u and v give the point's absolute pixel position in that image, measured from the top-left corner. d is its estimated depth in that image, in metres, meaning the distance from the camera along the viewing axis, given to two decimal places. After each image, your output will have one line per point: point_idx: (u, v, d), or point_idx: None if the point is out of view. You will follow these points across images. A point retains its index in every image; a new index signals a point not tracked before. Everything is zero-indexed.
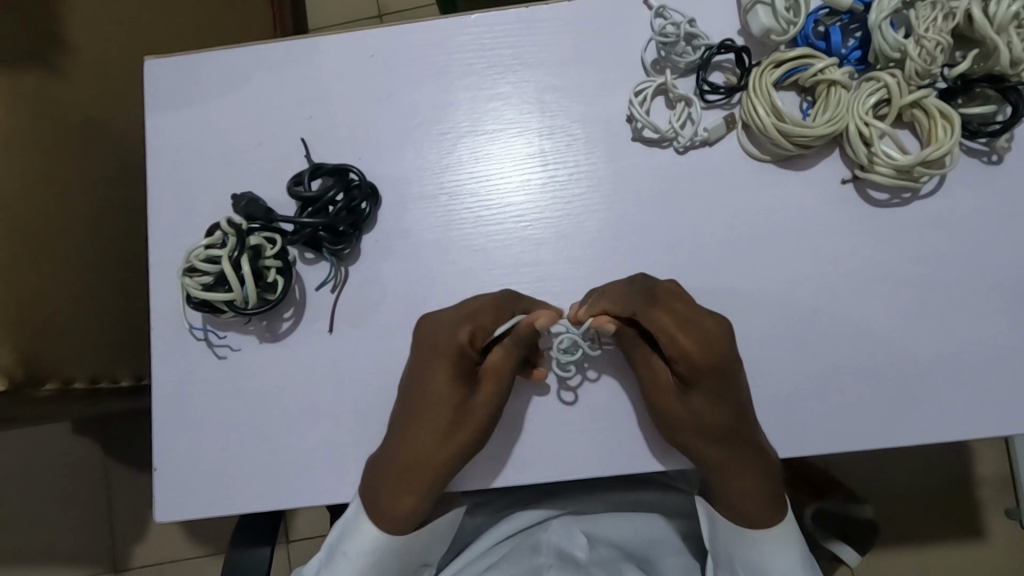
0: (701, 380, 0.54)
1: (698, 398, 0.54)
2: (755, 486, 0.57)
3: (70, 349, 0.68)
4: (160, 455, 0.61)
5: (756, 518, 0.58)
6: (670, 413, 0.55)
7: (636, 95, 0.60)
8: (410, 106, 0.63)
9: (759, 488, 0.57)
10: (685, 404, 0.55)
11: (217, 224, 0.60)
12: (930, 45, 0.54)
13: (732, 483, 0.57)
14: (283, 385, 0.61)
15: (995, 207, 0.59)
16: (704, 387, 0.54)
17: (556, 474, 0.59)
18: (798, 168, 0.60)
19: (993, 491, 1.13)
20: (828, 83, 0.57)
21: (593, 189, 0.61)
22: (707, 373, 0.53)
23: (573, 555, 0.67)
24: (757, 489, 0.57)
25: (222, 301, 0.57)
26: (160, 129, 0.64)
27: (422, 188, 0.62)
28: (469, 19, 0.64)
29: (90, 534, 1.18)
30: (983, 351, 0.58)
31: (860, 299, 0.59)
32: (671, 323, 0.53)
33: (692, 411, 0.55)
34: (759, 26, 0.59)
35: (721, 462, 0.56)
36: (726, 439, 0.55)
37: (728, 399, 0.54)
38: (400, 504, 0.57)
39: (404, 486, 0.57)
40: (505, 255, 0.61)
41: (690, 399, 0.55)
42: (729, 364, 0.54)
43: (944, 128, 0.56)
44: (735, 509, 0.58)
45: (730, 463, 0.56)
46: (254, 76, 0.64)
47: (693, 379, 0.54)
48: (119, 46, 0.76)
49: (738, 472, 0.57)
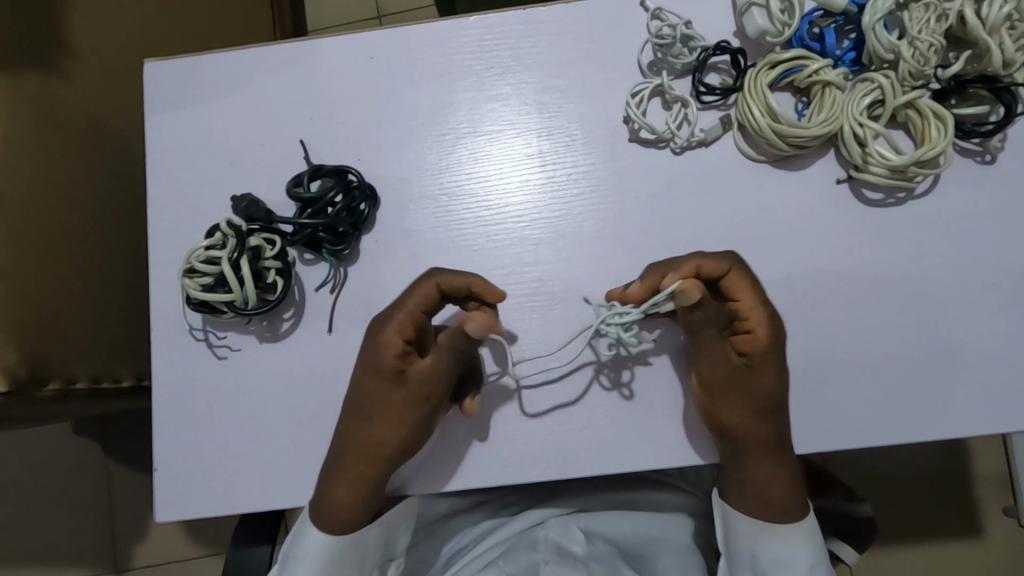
0: (765, 359, 0.55)
1: (761, 374, 0.55)
2: (785, 479, 0.57)
3: (71, 349, 0.68)
4: (160, 455, 0.62)
5: (781, 514, 0.58)
6: (730, 387, 0.55)
7: (632, 97, 0.61)
8: (409, 107, 0.64)
9: (787, 486, 0.57)
10: (754, 380, 0.55)
11: (217, 225, 0.60)
12: (923, 46, 0.55)
13: (761, 474, 0.57)
14: (283, 385, 0.61)
15: (988, 207, 0.60)
16: (762, 365, 0.55)
17: (554, 472, 0.60)
18: (793, 168, 0.61)
19: (990, 489, 1.13)
20: (823, 84, 0.57)
21: (592, 189, 0.62)
22: (767, 352, 0.55)
23: (570, 550, 0.67)
24: (785, 480, 0.57)
25: (222, 302, 0.57)
26: (160, 131, 0.65)
27: (422, 189, 0.63)
28: (468, 21, 0.64)
29: (91, 534, 1.19)
30: (977, 349, 0.59)
31: (856, 298, 0.60)
32: (750, 300, 0.56)
33: (755, 390, 0.55)
34: (754, 27, 0.59)
35: (758, 448, 0.56)
36: (775, 422, 0.56)
37: (785, 378, 0.56)
38: (339, 493, 0.56)
39: (352, 473, 0.56)
40: (505, 256, 0.62)
41: (753, 379, 0.55)
42: (783, 347, 0.57)
43: (938, 128, 0.56)
44: (758, 503, 0.58)
45: (763, 452, 0.56)
46: (254, 77, 0.65)
47: (758, 360, 0.55)
48: (119, 48, 0.77)
49: (771, 463, 0.56)
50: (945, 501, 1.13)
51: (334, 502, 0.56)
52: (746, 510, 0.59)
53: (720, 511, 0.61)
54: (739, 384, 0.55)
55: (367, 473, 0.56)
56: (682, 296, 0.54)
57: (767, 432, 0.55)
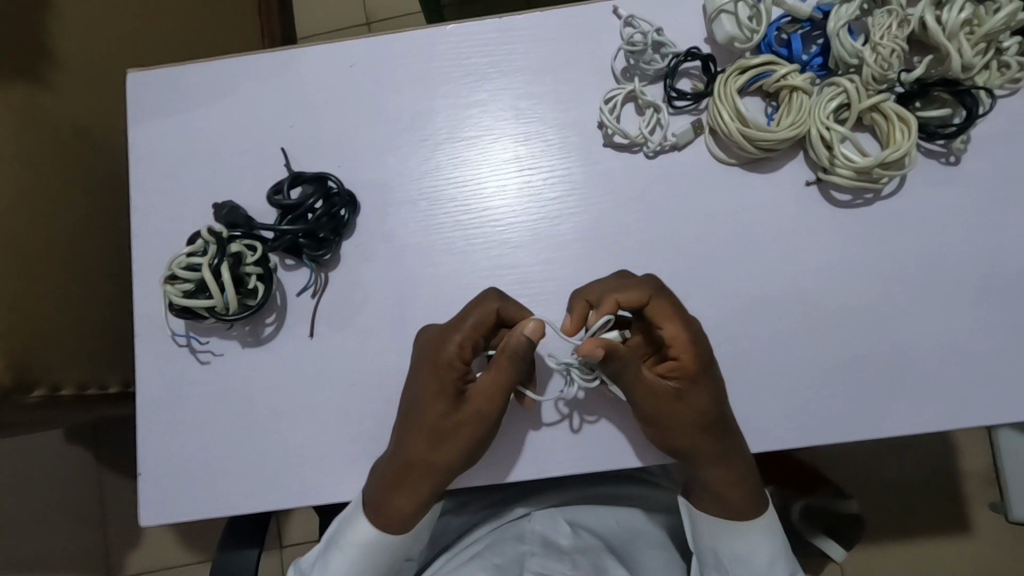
0: (691, 388, 0.56)
1: (690, 400, 0.56)
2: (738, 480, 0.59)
3: (57, 356, 0.69)
4: (145, 460, 0.62)
5: (737, 511, 0.60)
6: (659, 416, 0.56)
7: (605, 104, 0.62)
8: (388, 114, 0.65)
9: (745, 482, 0.59)
10: (676, 405, 0.56)
11: (199, 232, 0.61)
12: (885, 52, 0.56)
13: (720, 479, 0.59)
14: (266, 388, 0.62)
15: (954, 207, 0.61)
16: (687, 391, 0.56)
17: (533, 471, 0.61)
18: (764, 171, 0.62)
19: (974, 485, 1.14)
20: (791, 88, 0.59)
21: (568, 193, 0.63)
22: (694, 379, 0.56)
23: (556, 542, 0.67)
24: (734, 483, 0.59)
25: (204, 308, 0.58)
26: (144, 140, 0.66)
27: (401, 194, 0.64)
28: (446, 29, 0.65)
29: (82, 542, 1.19)
30: (945, 346, 0.60)
31: (826, 297, 0.61)
32: (673, 325, 0.56)
33: (690, 411, 0.56)
34: (723, 34, 0.61)
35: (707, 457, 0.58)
36: (710, 437, 0.57)
37: (718, 396, 0.57)
38: (399, 500, 0.59)
39: (411, 481, 0.58)
40: (484, 259, 0.63)
41: (687, 401, 0.56)
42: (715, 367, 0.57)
43: (902, 130, 0.58)
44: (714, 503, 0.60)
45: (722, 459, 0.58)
46: (235, 87, 0.66)
47: (687, 382, 0.56)
48: (105, 59, 0.78)
49: (729, 466, 0.58)
50: (930, 497, 1.15)
51: (389, 506, 0.59)
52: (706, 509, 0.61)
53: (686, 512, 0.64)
54: (674, 411, 0.56)
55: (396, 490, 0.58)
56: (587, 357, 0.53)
57: (701, 446, 0.57)
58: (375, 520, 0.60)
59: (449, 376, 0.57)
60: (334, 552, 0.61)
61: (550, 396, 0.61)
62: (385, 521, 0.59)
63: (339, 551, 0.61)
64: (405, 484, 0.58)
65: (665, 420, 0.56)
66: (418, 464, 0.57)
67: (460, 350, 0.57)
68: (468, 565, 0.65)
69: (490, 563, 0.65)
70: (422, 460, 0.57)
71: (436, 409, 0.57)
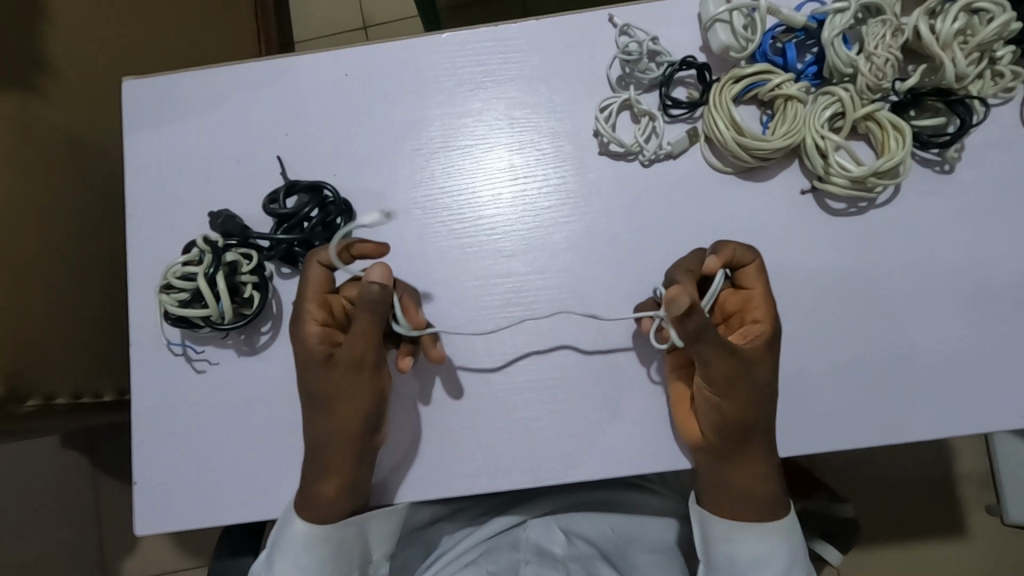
0: (761, 351, 0.55)
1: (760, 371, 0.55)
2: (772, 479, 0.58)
3: (51, 366, 0.69)
4: (140, 469, 0.62)
5: (767, 511, 0.59)
6: (735, 383, 0.54)
7: (601, 111, 0.62)
8: (383, 123, 0.65)
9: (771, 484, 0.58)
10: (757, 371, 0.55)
11: (194, 241, 0.61)
12: (880, 61, 0.57)
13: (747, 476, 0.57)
14: (261, 397, 0.62)
15: (949, 215, 0.61)
16: (760, 359, 0.55)
17: (529, 480, 0.61)
18: (759, 179, 0.62)
19: (970, 488, 1.15)
20: (786, 97, 0.59)
21: (563, 201, 0.63)
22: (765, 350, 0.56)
23: (550, 550, 0.70)
24: (767, 479, 0.58)
25: (199, 317, 0.58)
26: (138, 149, 0.65)
27: (396, 204, 0.64)
28: (440, 38, 0.65)
29: (77, 548, 1.19)
30: (940, 353, 0.60)
31: (822, 305, 0.61)
32: (761, 293, 0.57)
33: (760, 383, 0.55)
34: (718, 43, 0.61)
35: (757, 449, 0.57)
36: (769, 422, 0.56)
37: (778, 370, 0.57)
38: (323, 485, 0.56)
39: (325, 457, 0.56)
40: (479, 268, 0.63)
41: (759, 367, 0.55)
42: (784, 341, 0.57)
43: (897, 139, 0.58)
44: (743, 503, 0.58)
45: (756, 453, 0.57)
46: (230, 95, 0.66)
47: (766, 349, 0.56)
48: (99, 66, 0.78)
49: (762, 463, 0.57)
50: (926, 501, 1.15)
51: (316, 494, 0.56)
52: (723, 511, 0.59)
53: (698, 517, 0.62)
54: (754, 376, 0.55)
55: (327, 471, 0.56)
56: (672, 304, 0.51)
57: (758, 429, 0.56)
58: (308, 514, 0.57)
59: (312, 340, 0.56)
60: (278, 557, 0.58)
61: (548, 403, 0.61)
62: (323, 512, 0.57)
63: (282, 554, 0.58)
64: (321, 463, 0.56)
65: (737, 388, 0.55)
66: (327, 437, 0.56)
67: (319, 312, 0.57)
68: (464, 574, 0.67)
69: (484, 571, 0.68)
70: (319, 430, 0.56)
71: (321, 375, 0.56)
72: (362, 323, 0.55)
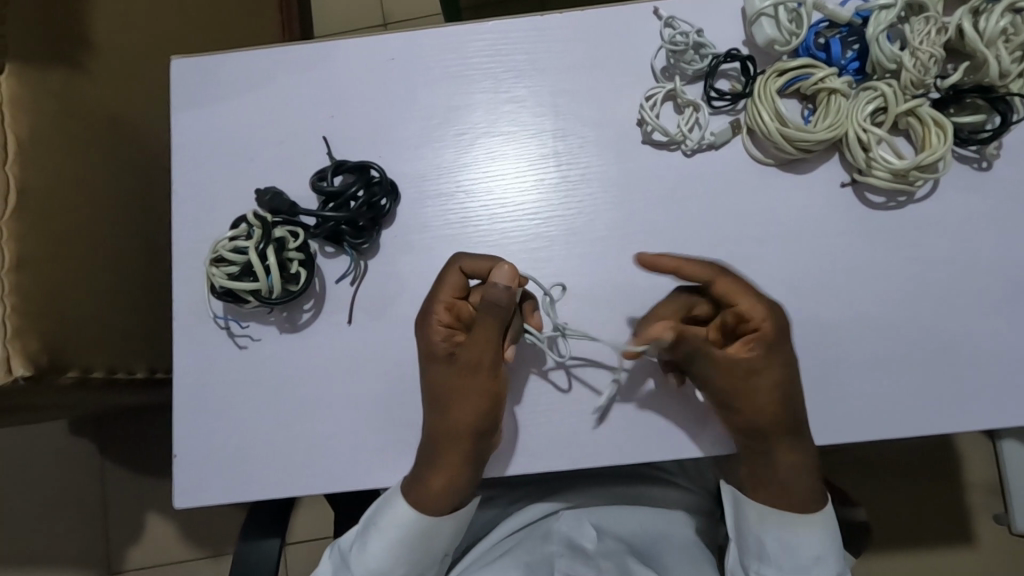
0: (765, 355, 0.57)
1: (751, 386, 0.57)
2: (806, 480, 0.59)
3: (91, 339, 0.69)
4: (180, 443, 0.62)
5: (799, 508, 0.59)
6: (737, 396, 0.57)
7: (646, 100, 0.63)
8: (427, 106, 0.66)
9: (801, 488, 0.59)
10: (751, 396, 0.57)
11: (242, 217, 0.61)
12: (924, 56, 0.58)
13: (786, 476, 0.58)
14: (302, 374, 0.63)
15: (986, 211, 0.62)
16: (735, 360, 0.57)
17: (567, 463, 0.61)
18: (799, 171, 0.63)
19: (980, 496, 1.15)
20: (829, 91, 0.60)
21: (605, 188, 0.64)
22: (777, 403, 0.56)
23: (582, 545, 0.69)
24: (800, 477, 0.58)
25: (248, 291, 0.58)
26: (185, 126, 0.66)
27: (439, 187, 0.65)
28: (486, 25, 0.66)
29: (85, 534, 1.19)
30: (975, 347, 0.61)
31: (859, 297, 0.62)
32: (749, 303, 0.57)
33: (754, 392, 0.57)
34: (763, 36, 0.62)
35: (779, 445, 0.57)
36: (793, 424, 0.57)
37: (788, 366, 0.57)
38: (436, 481, 0.58)
39: (450, 451, 0.57)
40: (521, 251, 0.63)
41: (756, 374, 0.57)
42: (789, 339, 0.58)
43: (938, 134, 0.59)
44: (780, 496, 0.59)
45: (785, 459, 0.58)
46: (277, 76, 0.66)
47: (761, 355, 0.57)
48: (141, 48, 0.79)
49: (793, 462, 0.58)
50: (935, 507, 1.15)
51: (429, 492, 0.58)
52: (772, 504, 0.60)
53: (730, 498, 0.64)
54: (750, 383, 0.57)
55: (441, 455, 0.57)
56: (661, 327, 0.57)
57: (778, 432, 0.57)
58: (421, 509, 0.59)
59: (434, 342, 0.58)
60: (373, 535, 0.61)
61: (563, 393, 0.62)
62: (445, 506, 0.59)
63: (378, 533, 0.60)
64: (439, 458, 0.57)
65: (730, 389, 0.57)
66: (464, 427, 0.57)
67: (444, 315, 0.59)
68: (499, 564, 0.67)
69: (520, 561, 0.68)
70: (450, 417, 0.57)
71: (438, 373, 0.58)
72: (485, 326, 0.56)
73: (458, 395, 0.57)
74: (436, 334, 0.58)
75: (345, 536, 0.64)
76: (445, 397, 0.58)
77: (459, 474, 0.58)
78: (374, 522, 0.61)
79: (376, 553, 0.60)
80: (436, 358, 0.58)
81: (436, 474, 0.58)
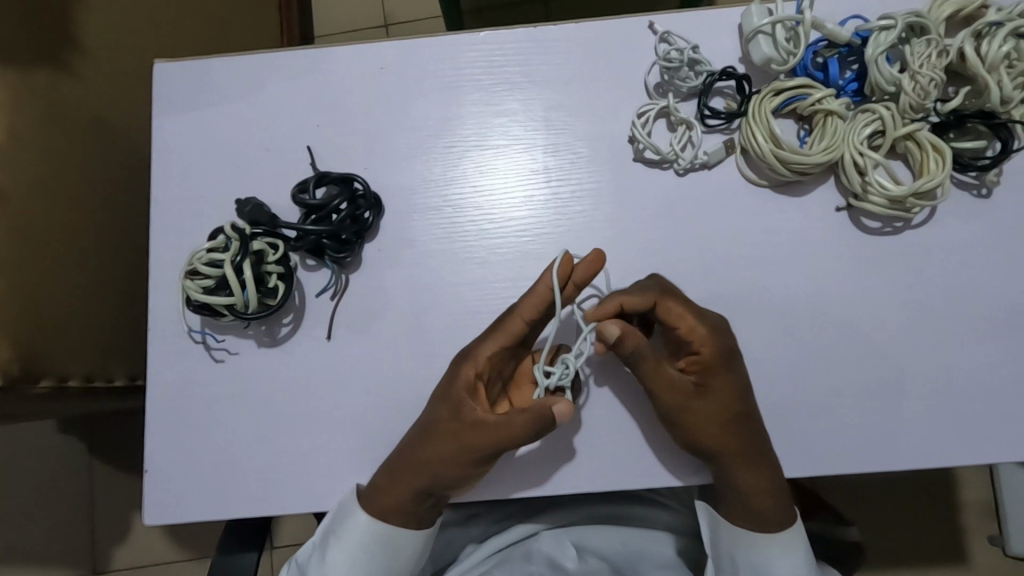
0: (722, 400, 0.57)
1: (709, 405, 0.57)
2: (761, 480, 0.58)
3: (67, 347, 0.67)
4: (154, 457, 0.61)
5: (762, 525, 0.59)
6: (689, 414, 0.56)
7: (638, 117, 0.62)
8: (415, 117, 0.64)
9: (769, 515, 0.59)
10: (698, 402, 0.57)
11: (221, 228, 0.60)
12: (924, 80, 0.56)
13: (757, 505, 0.58)
14: (280, 389, 0.61)
15: (986, 238, 0.61)
16: (718, 328, 0.57)
17: (548, 487, 0.60)
18: (792, 195, 0.62)
19: (976, 517, 1.13)
20: (826, 113, 0.58)
21: (596, 207, 0.62)
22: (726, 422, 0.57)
23: (562, 564, 0.69)
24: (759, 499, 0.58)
25: (224, 305, 0.57)
26: (167, 132, 0.65)
27: (424, 201, 0.63)
28: (478, 36, 0.65)
29: (69, 534, 1.17)
30: (972, 378, 0.60)
31: (851, 323, 0.60)
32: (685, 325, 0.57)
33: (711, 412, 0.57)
34: (760, 55, 0.60)
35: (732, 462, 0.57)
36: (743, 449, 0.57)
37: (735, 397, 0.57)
38: (389, 492, 0.58)
39: (412, 477, 0.57)
40: (506, 269, 0.62)
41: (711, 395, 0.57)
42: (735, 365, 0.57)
43: (936, 160, 0.58)
44: (745, 515, 0.59)
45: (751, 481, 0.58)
46: (263, 82, 0.65)
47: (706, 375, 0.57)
48: (129, 46, 0.77)
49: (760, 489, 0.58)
50: (930, 527, 1.14)
51: (383, 499, 0.58)
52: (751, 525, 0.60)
53: (706, 516, 0.63)
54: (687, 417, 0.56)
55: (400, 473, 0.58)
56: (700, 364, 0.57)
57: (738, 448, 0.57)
58: (374, 511, 0.58)
59: (459, 383, 0.57)
60: (335, 546, 0.60)
61: None
62: (397, 517, 0.59)
63: (338, 544, 0.59)
64: (399, 474, 0.58)
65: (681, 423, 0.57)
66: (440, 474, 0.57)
67: (481, 365, 0.57)
68: None
69: None
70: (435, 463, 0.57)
71: (450, 421, 0.56)
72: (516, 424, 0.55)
73: (454, 447, 0.56)
74: (468, 372, 0.57)
75: (302, 549, 0.64)
76: (440, 433, 0.56)
77: (406, 494, 0.58)
78: (334, 531, 0.60)
79: (337, 563, 0.60)
80: (460, 398, 0.56)
81: (386, 482, 0.58)
